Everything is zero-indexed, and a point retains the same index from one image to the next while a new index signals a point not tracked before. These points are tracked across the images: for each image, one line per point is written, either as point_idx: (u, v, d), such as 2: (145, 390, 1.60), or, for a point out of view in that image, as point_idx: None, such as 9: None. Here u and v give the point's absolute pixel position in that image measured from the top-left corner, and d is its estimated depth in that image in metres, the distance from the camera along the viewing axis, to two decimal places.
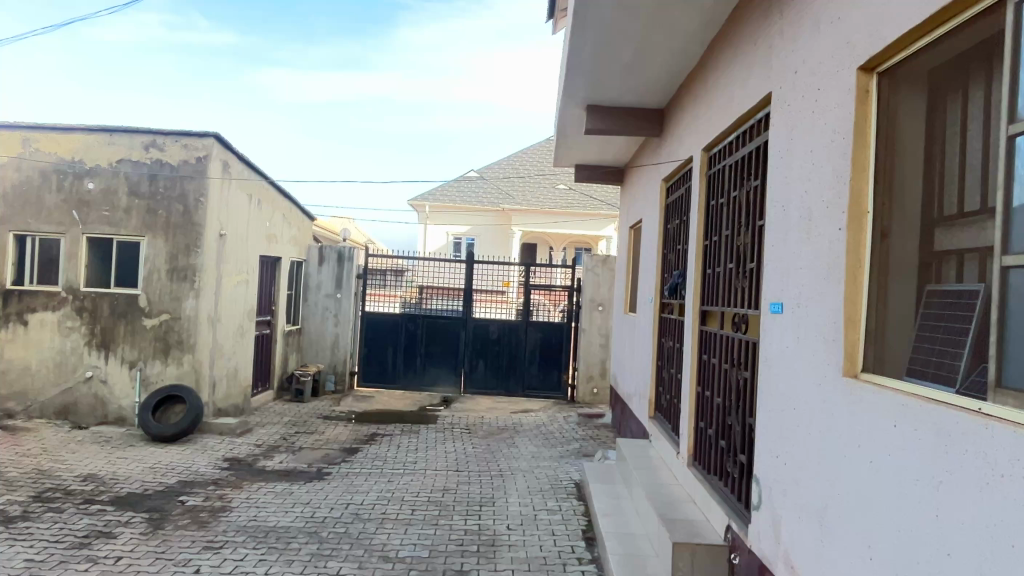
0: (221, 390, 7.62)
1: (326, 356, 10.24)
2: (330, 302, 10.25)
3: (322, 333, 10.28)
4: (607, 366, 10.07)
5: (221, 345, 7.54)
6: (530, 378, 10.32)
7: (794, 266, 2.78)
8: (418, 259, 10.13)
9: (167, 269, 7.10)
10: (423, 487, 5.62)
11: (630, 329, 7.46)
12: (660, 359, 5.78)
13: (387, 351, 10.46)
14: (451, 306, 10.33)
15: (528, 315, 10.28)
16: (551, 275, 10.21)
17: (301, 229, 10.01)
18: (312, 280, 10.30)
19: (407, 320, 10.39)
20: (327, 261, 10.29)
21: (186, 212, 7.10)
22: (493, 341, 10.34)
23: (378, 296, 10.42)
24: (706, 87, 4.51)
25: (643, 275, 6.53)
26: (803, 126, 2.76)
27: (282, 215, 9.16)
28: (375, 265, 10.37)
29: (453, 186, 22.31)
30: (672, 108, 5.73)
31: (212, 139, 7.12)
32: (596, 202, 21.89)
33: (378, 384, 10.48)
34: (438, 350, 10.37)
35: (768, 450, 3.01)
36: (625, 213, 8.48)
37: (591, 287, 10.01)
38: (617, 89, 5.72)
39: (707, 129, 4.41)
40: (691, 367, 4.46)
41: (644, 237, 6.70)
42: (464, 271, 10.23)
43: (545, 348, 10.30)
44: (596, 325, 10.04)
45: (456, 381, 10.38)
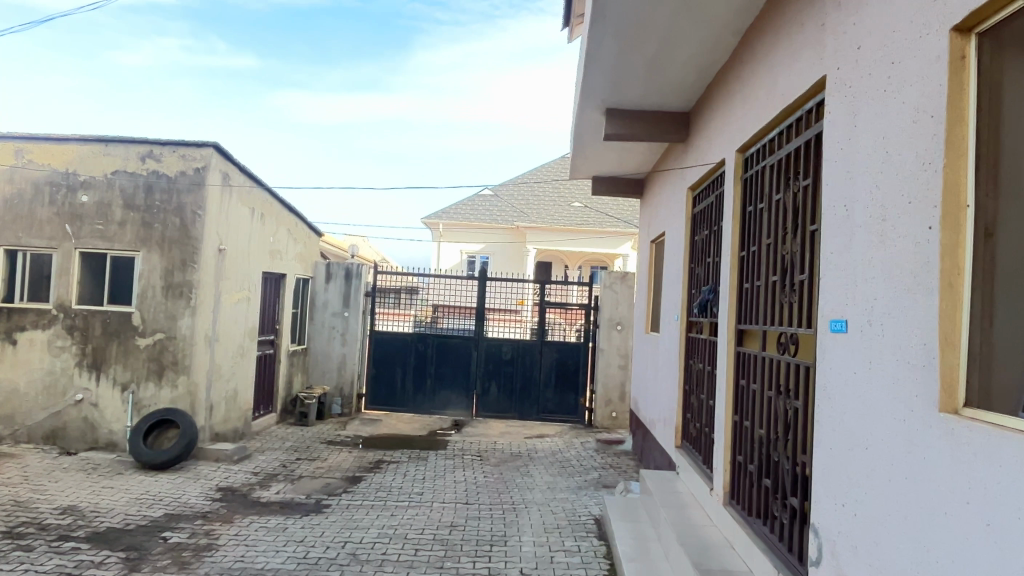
0: (219, 414, 7.21)
1: (332, 378, 9.82)
2: (337, 320, 9.86)
3: (328, 353, 9.87)
4: (626, 389, 9.55)
5: (219, 366, 7.15)
6: (546, 401, 9.82)
7: (863, 277, 2.31)
8: (431, 276, 9.74)
9: (162, 285, 6.74)
10: (428, 523, 5.14)
11: (652, 350, 6.99)
12: (688, 382, 5.29)
13: (396, 372, 10.02)
14: (465, 325, 9.89)
15: (544, 335, 9.83)
16: (566, 292, 9.80)
17: (308, 245, 9.66)
18: (319, 298, 9.92)
19: (417, 339, 9.97)
20: (334, 278, 9.91)
21: (182, 226, 6.75)
22: (506, 362, 9.88)
23: (389, 315, 10.02)
24: (740, 82, 4.08)
25: (667, 292, 6.06)
26: (874, 109, 2.29)
27: (287, 230, 8.81)
28: (386, 283, 9.99)
29: (467, 204, 22.00)
30: (699, 110, 5.30)
31: (211, 148, 6.79)
32: (611, 219, 21.47)
33: (386, 407, 10.03)
34: (450, 371, 9.93)
35: (830, 496, 2.51)
36: (645, 227, 8.03)
37: (610, 305, 9.55)
38: (639, 90, 5.30)
39: (742, 128, 3.96)
40: (726, 394, 3.98)
41: (668, 251, 6.25)
42: (476, 289, 9.83)
43: (561, 370, 9.82)
44: (615, 345, 9.55)
45: (468, 403, 9.91)
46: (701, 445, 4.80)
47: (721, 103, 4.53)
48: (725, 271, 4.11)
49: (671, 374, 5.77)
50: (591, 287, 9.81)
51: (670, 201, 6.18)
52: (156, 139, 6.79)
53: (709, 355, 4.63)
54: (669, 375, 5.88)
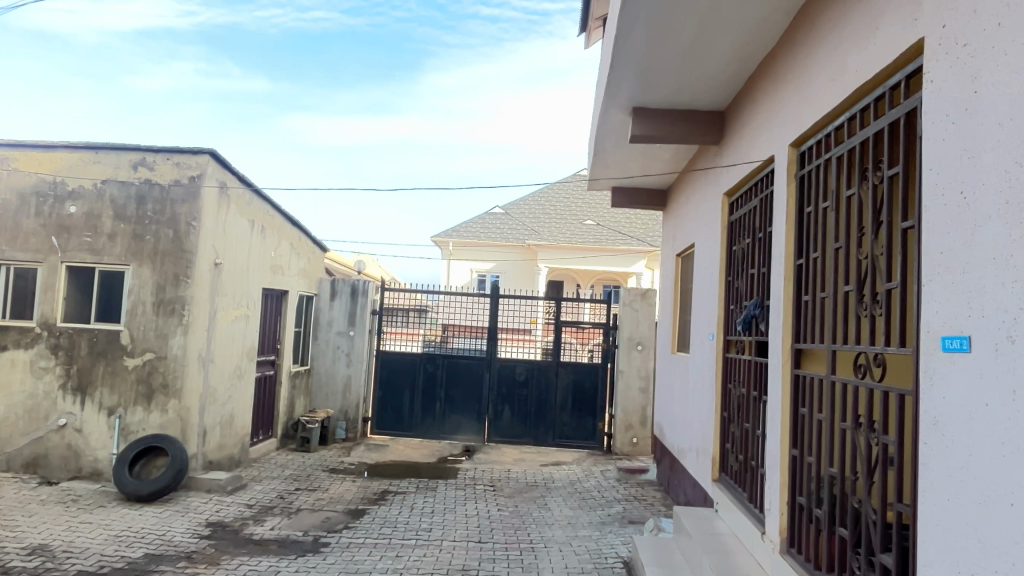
0: (212, 440, 6.72)
1: (337, 401, 9.32)
2: (343, 340, 9.39)
3: (332, 375, 9.37)
4: (648, 413, 8.98)
5: (214, 389, 6.69)
6: (562, 425, 9.27)
7: (999, 280, 1.79)
8: (441, 294, 9.32)
9: (153, 302, 6.28)
10: (437, 567, 4.59)
11: (679, 371, 6.45)
12: (727, 409, 4.75)
13: (404, 395, 9.50)
14: (476, 346, 9.41)
15: (559, 355, 9.30)
16: (579, 311, 9.29)
17: (312, 260, 9.22)
18: (324, 316, 9.45)
19: (426, 360, 9.46)
20: (340, 296, 9.45)
21: (176, 238, 6.32)
22: (520, 385, 9.35)
23: (397, 334, 9.56)
24: (792, 67, 3.59)
25: (701, 309, 5.53)
26: (1008, 66, 1.79)
27: (289, 244, 8.36)
28: (394, 303, 9.59)
29: (478, 222, 21.57)
30: (736, 107, 4.82)
31: (207, 155, 6.36)
32: (625, 238, 20.99)
33: (394, 432, 9.50)
34: (460, 394, 9.40)
35: (948, 563, 1.97)
36: (669, 240, 7.53)
37: (629, 324, 9.04)
38: (670, 87, 4.81)
39: (796, 119, 3.47)
40: (780, 425, 3.44)
41: (700, 264, 5.73)
42: (488, 308, 9.34)
43: (578, 393, 9.27)
44: (635, 367, 9.02)
45: (480, 428, 9.36)
46: (746, 480, 4.25)
47: (766, 95, 4.04)
48: (777, 282, 3.59)
49: (705, 398, 5.22)
50: (610, 305, 9.29)
51: (701, 210, 5.69)
52: (150, 146, 6.37)
53: (754, 378, 4.09)
54: (702, 400, 5.32)
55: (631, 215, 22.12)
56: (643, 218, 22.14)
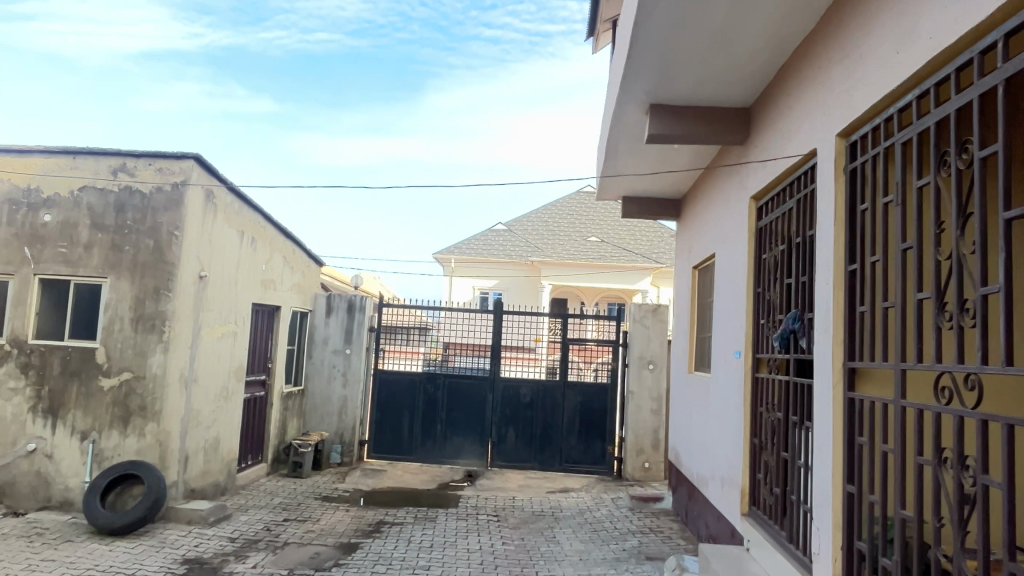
0: (195, 467, 6.25)
1: (332, 423, 8.84)
2: (338, 359, 8.93)
3: (327, 395, 8.90)
4: (660, 436, 8.49)
5: (197, 411, 6.23)
6: (569, 449, 8.76)
7: None
8: (442, 311, 8.81)
9: (131, 317, 5.84)
10: None
11: (698, 392, 5.98)
12: (759, 436, 4.27)
13: (403, 417, 9.02)
14: (479, 365, 8.94)
15: (567, 375, 8.83)
16: (584, 328, 8.84)
17: (307, 274, 8.78)
18: (319, 334, 8.99)
19: (426, 379, 8.99)
20: (336, 312, 9.00)
21: (157, 249, 5.89)
22: (525, 406, 8.87)
23: (397, 353, 9.10)
24: (838, 47, 3.17)
25: (724, 325, 5.07)
26: None
27: (282, 256, 7.92)
28: (393, 319, 9.09)
29: (480, 239, 21.18)
30: (765, 101, 4.39)
31: (192, 160, 5.95)
32: (630, 254, 20.57)
33: (391, 456, 9.00)
34: (462, 416, 8.91)
35: None
36: (684, 251, 7.09)
37: (640, 342, 8.58)
38: (692, 80, 4.40)
39: (846, 104, 3.03)
40: (832, 456, 2.97)
41: (722, 276, 5.28)
42: (491, 325, 8.90)
43: (587, 415, 8.78)
44: (646, 387, 8.54)
45: (482, 452, 8.87)
46: (784, 517, 3.77)
47: (803, 84, 3.62)
48: (824, 292, 3.14)
49: (732, 423, 4.75)
50: (620, 321, 8.82)
51: (723, 216, 5.25)
52: (131, 150, 5.97)
53: (793, 402, 3.62)
54: (728, 425, 4.85)
55: (636, 232, 21.74)
56: (648, 235, 21.75)
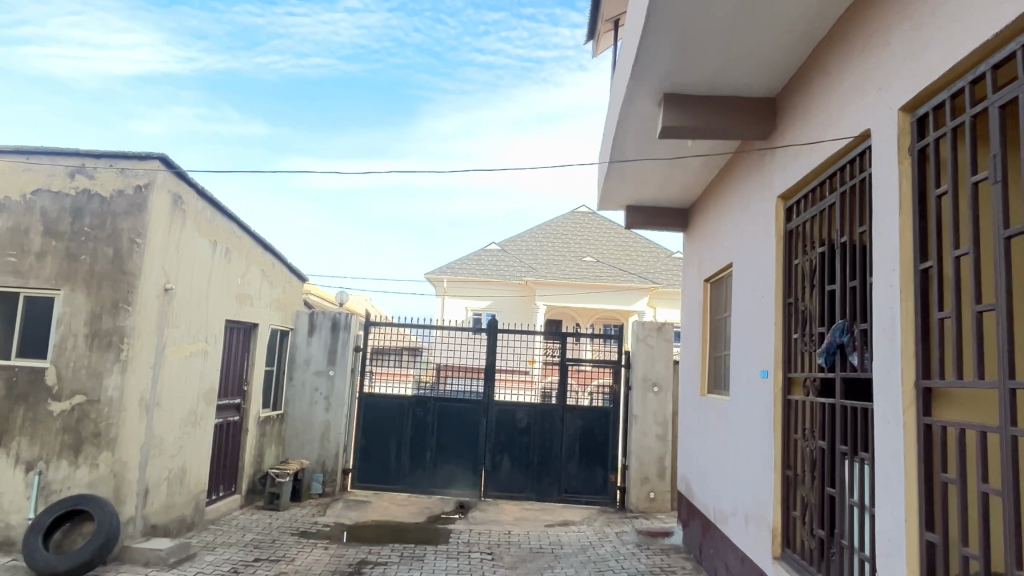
0: (156, 500, 5.63)
1: (313, 450, 8.22)
2: (321, 381, 8.34)
3: (309, 420, 8.29)
4: (666, 464, 7.91)
5: (160, 438, 5.63)
6: (569, 478, 8.17)
7: None
8: (435, 331, 8.34)
9: (86, 333, 5.26)
10: None
11: (713, 415, 5.43)
12: (794, 467, 3.73)
13: (390, 444, 8.41)
14: (473, 388, 8.37)
15: (565, 399, 8.27)
16: (580, 349, 8.33)
17: (288, 290, 8.23)
18: (301, 354, 8.41)
19: (415, 403, 8.41)
20: (319, 331, 8.44)
21: (116, 258, 5.33)
22: (521, 432, 8.29)
23: (386, 375, 8.53)
24: (897, 9, 2.69)
25: (746, 341, 4.54)
26: None
27: (260, 270, 7.36)
28: (383, 341, 8.57)
29: (473, 259, 20.67)
30: (794, 89, 3.92)
31: (157, 161, 5.42)
32: (626, 274, 20.09)
33: (377, 486, 8.37)
34: (453, 442, 8.32)
35: None
36: (693, 263, 6.59)
37: (643, 363, 8.06)
38: (712, 66, 3.92)
39: (911, 72, 2.54)
40: (903, 496, 2.43)
41: (741, 288, 4.77)
42: (485, 346, 8.38)
43: (587, 441, 8.20)
44: (650, 410, 7.99)
45: (475, 481, 8.25)
46: (829, 564, 3.21)
47: (846, 59, 3.14)
48: (886, 298, 2.62)
49: (758, 452, 4.20)
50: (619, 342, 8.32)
51: (743, 221, 4.75)
52: (90, 150, 5.43)
53: (840, 429, 3.09)
54: (752, 454, 4.30)
55: (631, 253, 21.30)
56: (643, 255, 21.32)
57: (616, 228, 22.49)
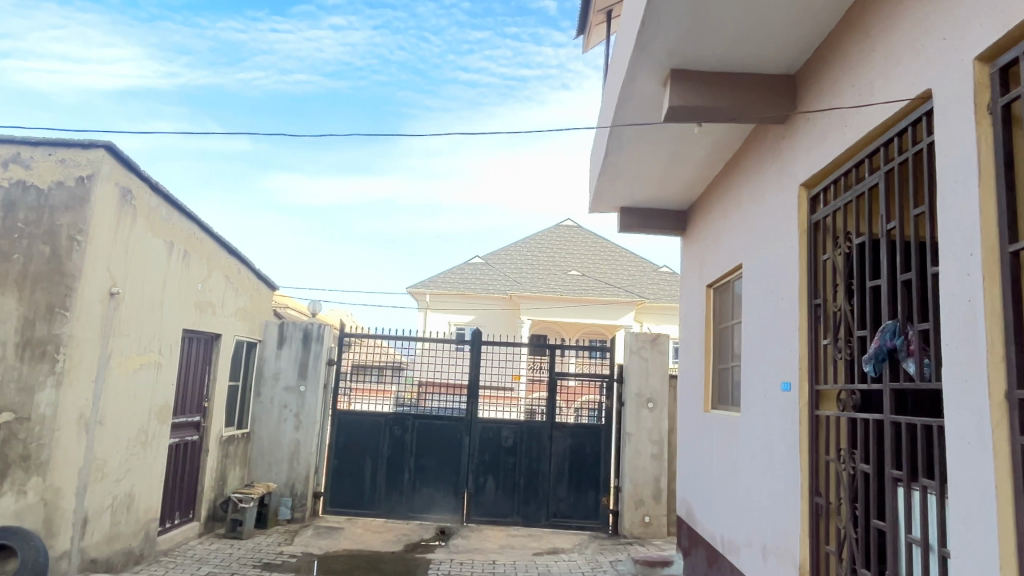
0: (97, 531, 5.00)
1: (281, 472, 7.60)
2: (291, 397, 7.73)
3: (277, 439, 7.68)
4: (662, 486, 7.38)
5: (101, 461, 5.01)
6: (557, 501, 7.60)
7: None
8: (418, 345, 7.81)
9: (16, 342, 4.62)
10: None
11: (719, 433, 4.93)
12: (826, 494, 3.22)
13: (365, 465, 7.80)
14: (456, 405, 7.82)
15: (555, 416, 7.73)
16: (564, 362, 7.86)
17: (257, 299, 7.64)
18: (269, 368, 7.81)
19: (393, 421, 7.82)
20: (290, 343, 7.84)
21: (54, 257, 4.71)
22: (506, 451, 7.73)
23: (364, 392, 7.95)
24: None
25: (760, 350, 4.06)
26: None
27: (223, 276, 6.77)
28: (366, 359, 7.94)
29: (457, 272, 20.13)
30: (817, 63, 3.47)
31: (102, 149, 4.86)
32: (612, 288, 19.65)
33: (351, 511, 7.75)
34: (433, 463, 7.74)
35: None
36: (693, 269, 6.12)
37: (637, 377, 7.56)
38: (725, 38, 3.46)
39: (989, 14, 2.08)
40: (997, 537, 1.93)
41: (752, 291, 4.30)
42: (468, 361, 7.85)
43: (577, 461, 7.66)
44: (644, 428, 7.47)
45: (457, 505, 7.66)
46: None
47: (891, 16, 2.70)
48: (960, 289, 2.14)
49: (778, 476, 3.70)
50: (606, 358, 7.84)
51: (755, 217, 4.29)
52: (27, 137, 4.86)
53: (890, 451, 2.60)
54: (771, 478, 3.79)
55: (618, 267, 20.88)
56: (630, 269, 20.92)
57: (603, 242, 22.09)
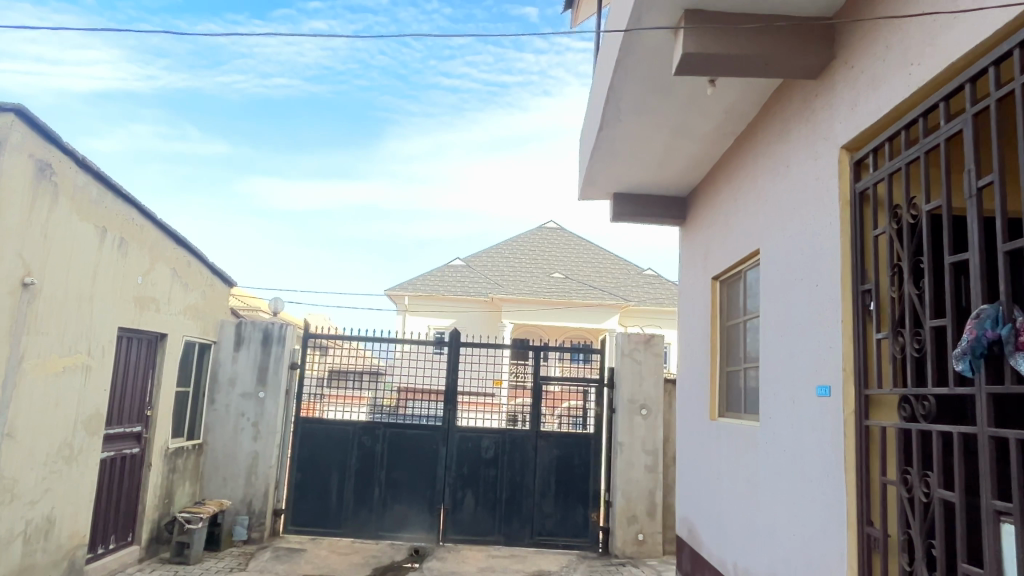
0: (3, 563, 4.24)
1: (238, 487, 6.87)
2: (249, 405, 7.01)
3: (233, 452, 6.94)
4: (656, 500, 6.75)
5: (12, 481, 4.27)
6: (543, 518, 6.94)
7: None
8: (395, 347, 7.14)
9: None
10: None
11: (731, 446, 4.31)
12: (882, 525, 2.60)
13: (332, 479, 7.08)
14: (431, 413, 7.13)
15: (539, 424, 7.08)
16: (544, 364, 7.18)
17: (211, 295, 6.91)
18: (224, 373, 7.08)
19: (364, 431, 7.12)
20: (248, 345, 7.11)
21: None
22: (486, 463, 7.05)
23: (339, 398, 7.22)
24: None
25: (786, 349, 3.45)
26: None
27: (168, 269, 6.03)
28: (341, 363, 7.24)
29: (436, 275, 19.43)
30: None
31: (11, 113, 4.11)
32: (596, 291, 19.04)
33: (315, 531, 7.02)
34: (406, 476, 7.04)
35: None
36: (695, 260, 5.51)
37: (629, 382, 6.94)
38: None
39: None
40: None
41: (773, 280, 3.69)
42: (446, 365, 7.18)
43: (563, 474, 7.00)
44: (638, 436, 6.84)
45: (432, 522, 6.96)
46: None
47: None
48: None
49: (814, 499, 3.08)
50: (590, 364, 7.19)
51: (777, 192, 3.68)
52: None
53: (988, 474, 1.98)
54: (803, 501, 3.18)
55: (601, 270, 20.30)
56: (614, 272, 20.37)
57: (586, 245, 21.51)
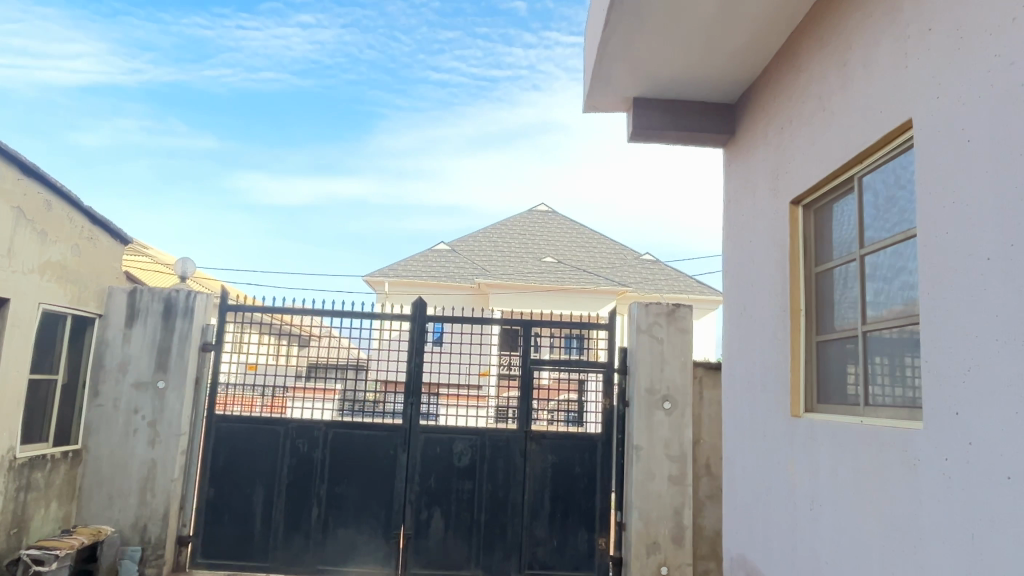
0: None
1: (128, 508, 5.16)
2: (145, 399, 5.29)
3: (122, 461, 5.22)
4: (685, 522, 5.10)
5: None
6: (533, 546, 5.27)
7: None
8: (376, 326, 5.49)
9: None
10: None
11: (843, 459, 2.65)
12: None
13: (257, 497, 5.37)
14: (395, 409, 5.44)
15: (530, 422, 5.40)
16: (532, 345, 5.49)
17: (89, 253, 5.16)
18: (112, 357, 5.34)
19: (300, 432, 5.42)
20: (144, 319, 5.37)
21: None
22: (460, 474, 5.37)
23: (306, 390, 5.46)
24: None
25: (1015, 278, 1.80)
26: None
27: (6, 205, 4.28)
28: (323, 356, 5.45)
29: (418, 258, 17.71)
30: None
31: None
32: (592, 275, 17.36)
33: (233, 566, 5.30)
34: (355, 493, 5.35)
35: None
36: (752, 186, 3.84)
37: (646, 365, 5.26)
38: None
39: None
40: None
41: (959, 162, 2.04)
42: (407, 347, 5.46)
43: (560, 487, 5.33)
44: (660, 437, 5.17)
45: (388, 553, 5.27)
46: None
47: None
48: None
49: None
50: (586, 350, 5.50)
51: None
52: None
53: None
54: None
55: (597, 254, 18.63)
56: (610, 256, 18.72)
57: (580, 228, 19.82)
